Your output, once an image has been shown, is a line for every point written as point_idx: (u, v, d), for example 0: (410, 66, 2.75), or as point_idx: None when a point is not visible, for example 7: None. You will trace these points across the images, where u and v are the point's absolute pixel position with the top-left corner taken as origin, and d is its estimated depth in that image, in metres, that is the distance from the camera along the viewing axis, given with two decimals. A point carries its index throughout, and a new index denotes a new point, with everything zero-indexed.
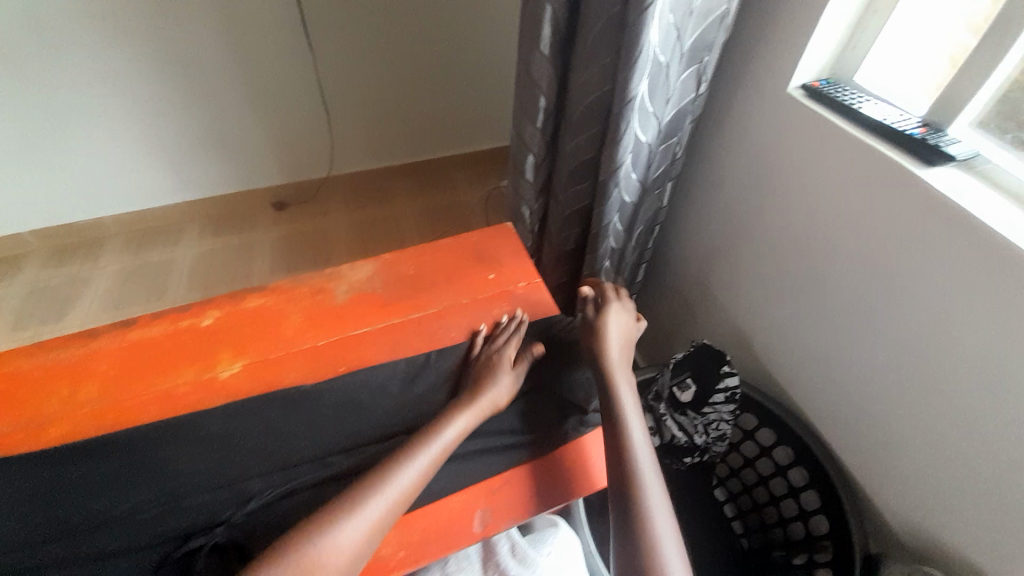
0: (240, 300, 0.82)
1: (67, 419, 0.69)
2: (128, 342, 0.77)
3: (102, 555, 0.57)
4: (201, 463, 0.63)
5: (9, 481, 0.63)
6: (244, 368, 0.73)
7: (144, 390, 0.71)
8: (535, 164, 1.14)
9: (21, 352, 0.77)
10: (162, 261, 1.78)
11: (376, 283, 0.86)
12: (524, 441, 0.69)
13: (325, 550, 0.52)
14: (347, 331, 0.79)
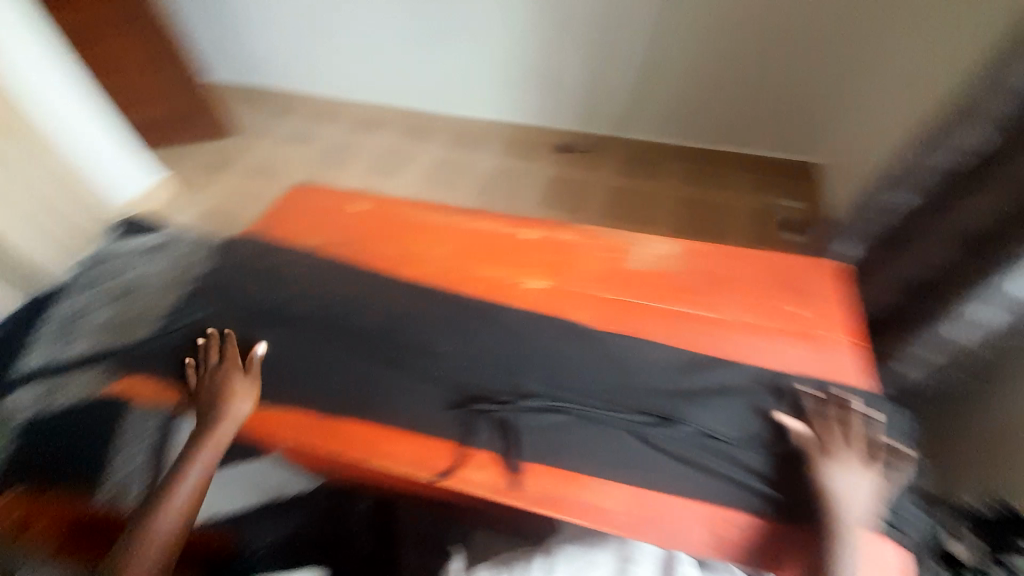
0: (556, 231, 0.93)
1: (422, 265, 0.89)
2: (468, 227, 0.95)
3: (425, 377, 0.72)
4: (497, 343, 0.75)
5: (383, 292, 0.85)
6: (546, 288, 0.84)
7: (475, 270, 0.87)
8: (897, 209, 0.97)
9: (400, 204, 1.01)
10: (458, 158, 1.82)
11: (673, 264, 0.86)
12: (786, 501, 0.61)
13: (556, 487, 0.63)
14: (638, 297, 0.81)
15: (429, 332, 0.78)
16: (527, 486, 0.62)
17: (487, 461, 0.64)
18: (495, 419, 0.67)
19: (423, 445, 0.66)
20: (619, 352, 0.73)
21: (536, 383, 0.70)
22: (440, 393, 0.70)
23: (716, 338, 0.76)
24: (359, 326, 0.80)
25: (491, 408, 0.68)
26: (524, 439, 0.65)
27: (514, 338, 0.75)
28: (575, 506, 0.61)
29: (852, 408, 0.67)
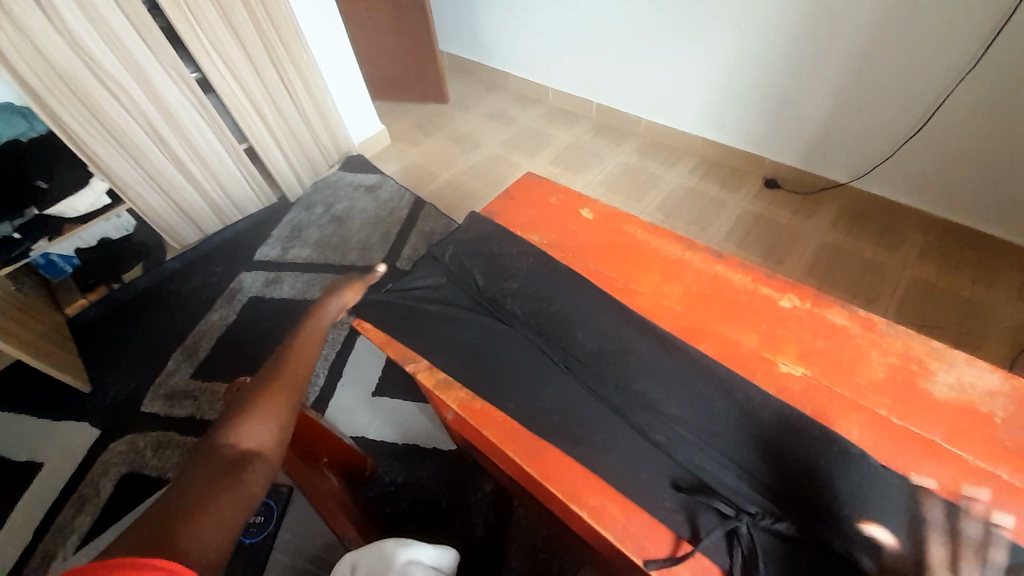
0: (824, 306, 0.76)
1: (651, 299, 0.80)
2: (711, 271, 0.82)
3: (645, 435, 0.64)
4: (736, 430, 0.63)
5: (606, 315, 0.78)
6: (803, 379, 0.68)
7: (712, 325, 0.75)
8: None
9: (633, 220, 0.92)
10: (650, 173, 1.66)
11: (1002, 407, 0.62)
12: None
13: None
14: (937, 435, 0.61)
15: (654, 383, 0.69)
16: None
17: (711, 574, 0.54)
18: (732, 529, 0.56)
19: (638, 521, 0.58)
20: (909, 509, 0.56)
21: (784, 502, 0.58)
22: (660, 461, 0.62)
23: None
24: (576, 348, 0.75)
25: (730, 513, 0.57)
26: (767, 572, 0.53)
27: (762, 433, 0.63)
28: None
29: None
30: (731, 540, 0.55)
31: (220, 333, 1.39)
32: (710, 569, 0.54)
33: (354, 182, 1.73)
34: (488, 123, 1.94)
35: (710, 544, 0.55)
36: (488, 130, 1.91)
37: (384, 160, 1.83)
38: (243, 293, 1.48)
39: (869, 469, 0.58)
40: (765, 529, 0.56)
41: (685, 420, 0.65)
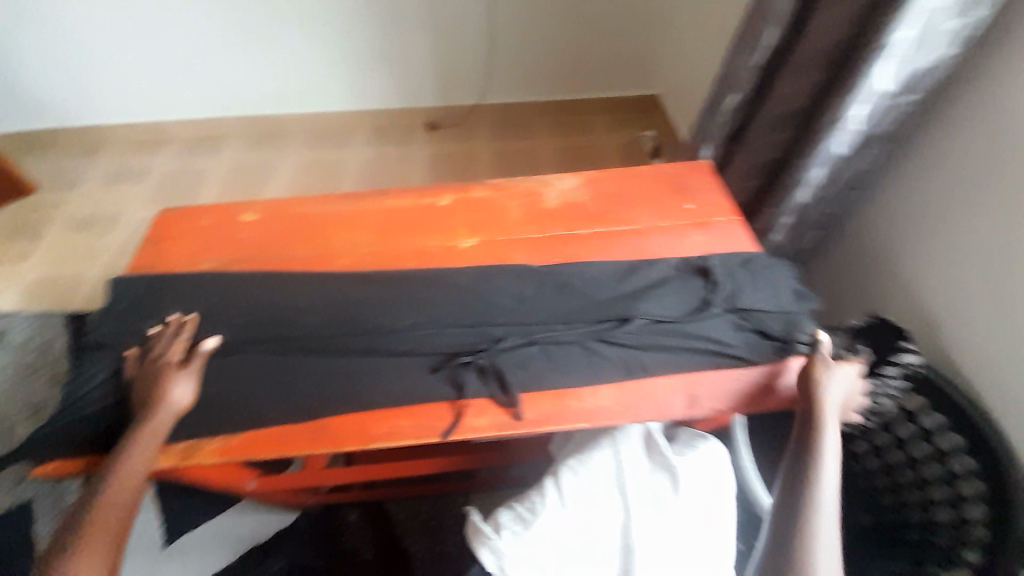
0: (468, 190, 0.97)
1: (349, 254, 0.86)
2: (382, 206, 0.93)
3: (395, 352, 0.72)
4: (453, 303, 0.77)
5: (316, 288, 0.80)
6: (480, 244, 0.87)
7: (404, 245, 0.87)
8: (736, 107, 1.13)
9: (298, 200, 0.95)
10: (334, 161, 2.09)
11: (582, 193, 0.96)
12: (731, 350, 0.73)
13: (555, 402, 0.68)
14: (562, 229, 0.90)
15: (382, 314, 0.76)
16: (527, 413, 0.67)
17: (484, 405, 0.68)
18: (479, 367, 0.70)
19: (421, 413, 0.67)
20: (563, 279, 0.81)
21: (501, 326, 0.75)
22: (415, 362, 0.71)
23: (636, 246, 0.87)
24: (304, 329, 0.75)
25: (472, 359, 0.70)
26: (510, 375, 0.69)
27: (469, 296, 0.78)
28: (573, 414, 0.68)
29: (757, 263, 0.82)
30: (482, 374, 0.69)
31: None
32: (482, 402, 0.68)
33: None
34: (195, 192, 1.99)
35: (473, 386, 0.68)
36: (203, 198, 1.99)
37: None
38: None
39: (537, 273, 0.82)
40: (497, 351, 0.71)
41: (417, 323, 0.75)
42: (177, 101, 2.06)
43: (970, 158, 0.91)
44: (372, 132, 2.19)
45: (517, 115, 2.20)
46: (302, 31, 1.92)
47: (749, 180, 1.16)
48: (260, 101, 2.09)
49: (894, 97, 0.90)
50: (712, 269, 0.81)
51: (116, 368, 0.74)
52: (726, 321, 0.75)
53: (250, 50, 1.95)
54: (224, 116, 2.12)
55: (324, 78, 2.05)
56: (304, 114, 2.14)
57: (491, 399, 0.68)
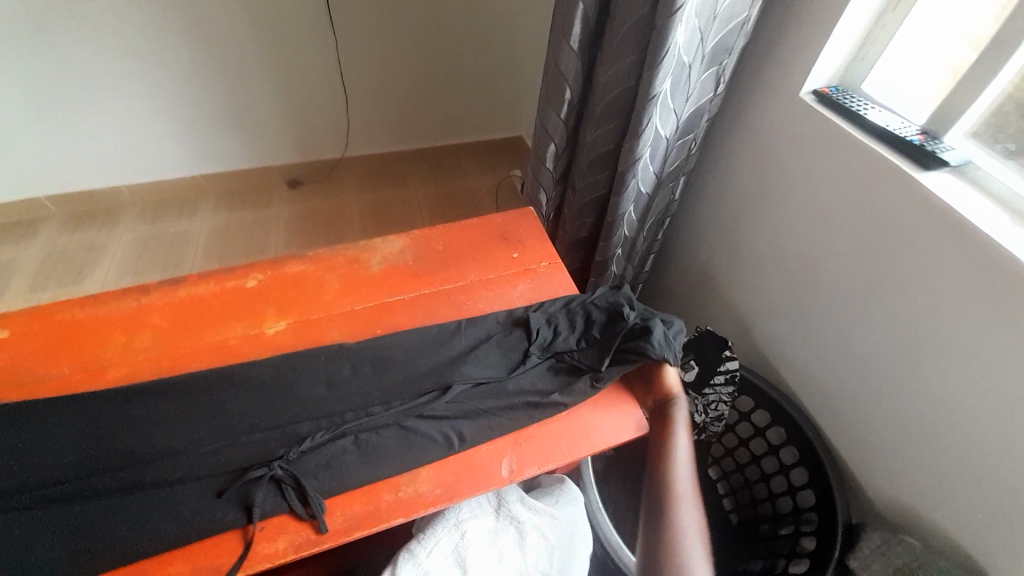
0: (281, 265, 0.88)
1: (125, 363, 0.74)
2: (172, 298, 0.81)
3: (170, 481, 0.62)
4: (250, 405, 0.69)
5: (74, 416, 0.68)
6: (289, 327, 0.80)
7: (198, 341, 0.77)
8: (556, 154, 1.17)
9: (63, 303, 0.80)
10: (176, 232, 1.87)
11: (408, 254, 0.92)
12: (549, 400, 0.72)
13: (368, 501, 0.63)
14: (383, 297, 0.85)
15: (161, 433, 0.66)
16: (332, 523, 0.61)
17: (282, 525, 0.60)
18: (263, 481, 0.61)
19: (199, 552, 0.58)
20: (378, 356, 0.75)
21: (305, 423, 0.68)
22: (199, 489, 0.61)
23: (460, 305, 0.85)
24: (52, 474, 0.63)
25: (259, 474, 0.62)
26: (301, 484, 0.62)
27: (269, 395, 0.70)
28: (385, 511, 0.62)
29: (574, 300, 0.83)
30: (268, 486, 0.62)
31: None
32: (277, 519, 0.61)
33: None
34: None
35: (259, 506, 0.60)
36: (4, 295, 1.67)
37: None
38: None
39: (350, 355, 0.75)
40: (292, 455, 0.64)
41: (202, 438, 0.66)
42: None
43: (753, 186, 1.03)
44: (224, 197, 2.01)
45: (384, 164, 2.17)
46: (114, 99, 1.70)
47: (584, 219, 1.22)
48: (74, 175, 1.82)
49: (673, 137, 1.00)
50: (528, 317, 0.81)
51: None
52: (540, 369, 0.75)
53: (46, 119, 1.68)
54: (29, 195, 1.82)
55: (152, 144, 1.83)
56: (136, 183, 1.90)
57: (292, 517, 0.61)
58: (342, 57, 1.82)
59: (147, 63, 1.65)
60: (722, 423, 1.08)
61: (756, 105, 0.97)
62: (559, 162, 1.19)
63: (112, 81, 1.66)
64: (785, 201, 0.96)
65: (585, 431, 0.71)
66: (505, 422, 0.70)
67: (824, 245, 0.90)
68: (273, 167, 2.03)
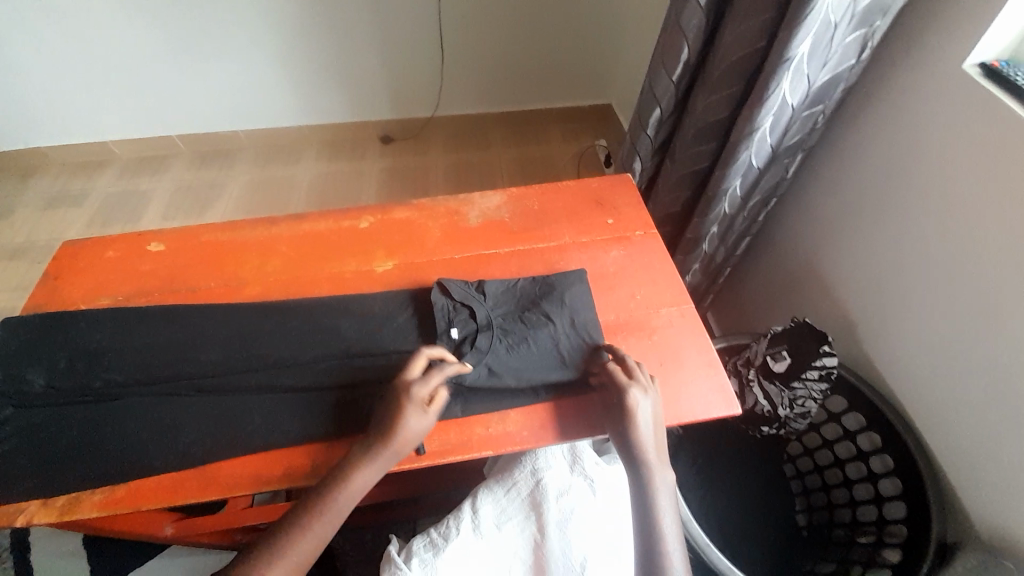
0: (390, 211, 0.94)
1: (259, 283, 0.84)
2: (297, 231, 0.90)
3: (297, 388, 0.71)
4: (360, 332, 0.76)
5: (217, 321, 0.77)
6: (395, 267, 0.86)
7: (319, 271, 0.85)
8: (659, 120, 1.12)
9: (209, 227, 0.91)
10: (283, 177, 2.05)
11: (504, 211, 0.94)
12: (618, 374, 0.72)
13: (462, 433, 0.70)
14: (480, 249, 0.89)
15: (286, 346, 0.74)
16: (428, 447, 0.69)
17: None
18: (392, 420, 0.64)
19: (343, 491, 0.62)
20: (468, 305, 0.76)
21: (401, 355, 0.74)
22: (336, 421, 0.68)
23: (553, 264, 0.87)
24: (199, 369, 0.72)
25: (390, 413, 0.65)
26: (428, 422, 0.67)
27: (377, 324, 0.77)
28: (477, 442, 0.69)
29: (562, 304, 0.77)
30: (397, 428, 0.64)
31: None
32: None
33: None
34: (135, 214, 1.93)
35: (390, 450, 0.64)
36: (144, 220, 1.93)
37: None
38: None
39: (450, 291, 0.77)
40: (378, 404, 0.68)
41: (318, 357, 0.73)
42: (115, 119, 1.99)
43: (883, 169, 0.92)
44: (324, 148, 2.14)
45: (470, 125, 2.19)
46: (236, 47, 1.84)
47: (679, 192, 1.17)
48: (202, 117, 2.03)
49: (801, 107, 0.92)
50: (575, 293, 0.79)
51: (13, 427, 0.68)
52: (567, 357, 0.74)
53: (183, 65, 1.87)
54: (166, 133, 2.05)
55: (266, 92, 1.98)
56: (252, 129, 2.08)
57: None
58: (442, 14, 1.83)
59: (268, 14, 1.76)
60: (806, 420, 1.03)
61: (904, 76, 0.86)
62: (662, 129, 1.14)
63: (238, 30, 1.79)
64: (921, 188, 0.86)
65: (672, 400, 0.72)
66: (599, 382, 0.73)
67: (962, 241, 0.80)
68: (368, 122, 2.13)
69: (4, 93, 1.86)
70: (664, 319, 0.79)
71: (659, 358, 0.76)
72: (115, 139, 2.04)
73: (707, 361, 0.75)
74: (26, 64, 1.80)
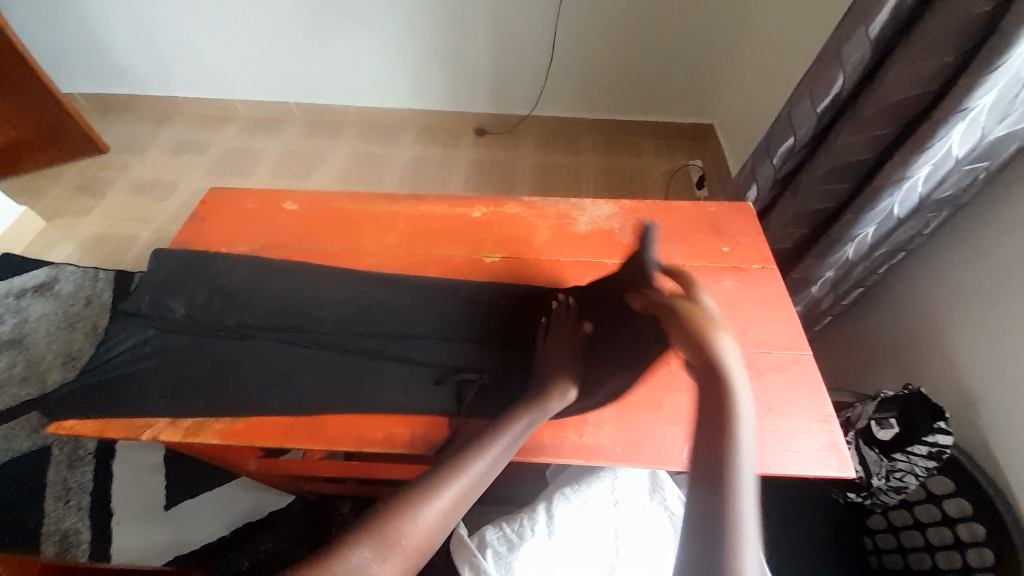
0: (502, 204, 0.97)
1: (376, 254, 0.88)
2: (415, 212, 0.95)
3: (406, 358, 0.74)
4: (468, 315, 0.78)
5: (339, 282, 0.82)
6: (503, 261, 0.88)
7: (430, 252, 0.89)
8: (790, 151, 1.07)
9: (338, 195, 0.97)
10: (381, 154, 2.15)
11: (614, 222, 0.93)
12: None
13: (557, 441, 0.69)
14: (586, 257, 0.88)
15: (400, 318, 0.78)
16: None
17: None
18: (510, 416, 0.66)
19: (447, 486, 0.57)
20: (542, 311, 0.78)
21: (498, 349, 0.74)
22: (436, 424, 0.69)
23: None
24: (319, 326, 0.77)
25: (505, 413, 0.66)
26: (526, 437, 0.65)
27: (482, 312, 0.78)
28: (568, 449, 0.68)
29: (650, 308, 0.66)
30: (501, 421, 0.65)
31: None
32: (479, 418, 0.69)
33: (72, 285, 1.66)
34: (248, 168, 2.10)
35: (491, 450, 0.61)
36: (255, 175, 2.09)
37: (121, 254, 1.78)
38: None
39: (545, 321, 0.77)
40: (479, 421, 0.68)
41: (428, 333, 0.76)
42: (243, 81, 2.17)
43: None
44: (421, 132, 2.23)
45: (565, 129, 2.19)
46: (361, 27, 1.94)
47: (795, 229, 1.10)
48: (319, 89, 2.17)
49: (965, 160, 0.83)
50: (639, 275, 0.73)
51: (153, 349, 0.77)
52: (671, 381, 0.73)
53: (313, 41, 2.01)
54: (287, 100, 2.22)
55: (380, 75, 2.09)
56: (361, 107, 2.20)
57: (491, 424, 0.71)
58: (561, 16, 1.85)
59: (397, 1, 1.86)
60: (898, 496, 0.94)
61: None
62: (790, 160, 1.08)
63: (366, 14, 1.90)
64: None
65: (776, 448, 0.68)
66: None
67: None
68: (467, 113, 2.18)
69: (160, 49, 2.09)
70: (777, 362, 0.75)
71: (767, 404, 0.71)
72: (243, 99, 2.23)
73: (820, 416, 0.71)
74: (179, 23, 2.00)
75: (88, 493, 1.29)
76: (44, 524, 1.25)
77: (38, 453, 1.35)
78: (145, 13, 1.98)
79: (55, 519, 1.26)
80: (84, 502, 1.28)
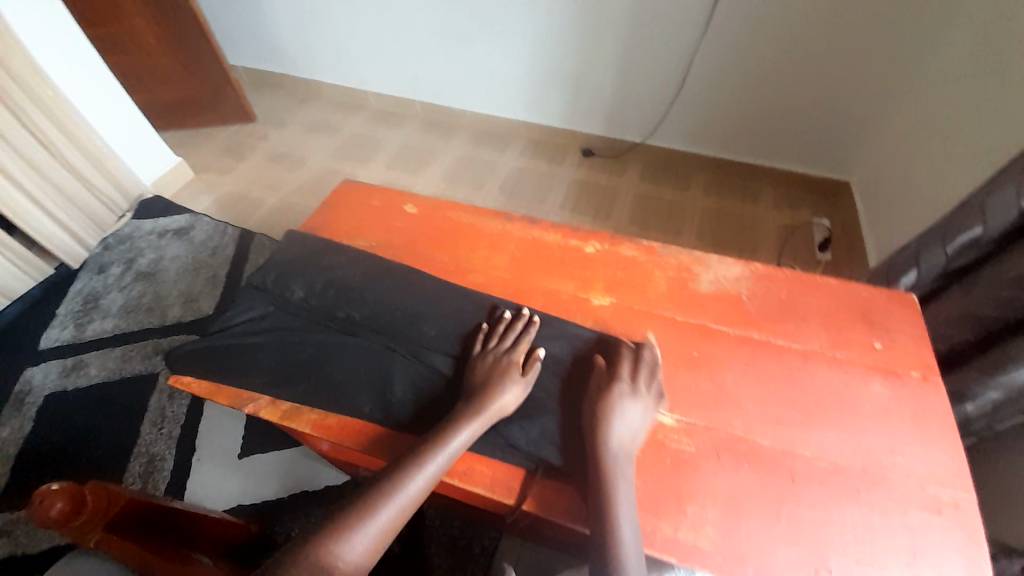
0: (619, 244, 0.91)
1: (485, 273, 0.87)
2: (528, 235, 0.93)
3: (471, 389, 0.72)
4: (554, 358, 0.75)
5: (446, 296, 0.82)
6: (613, 306, 0.83)
7: (539, 281, 0.86)
8: (971, 242, 0.90)
9: (456, 205, 0.98)
10: (488, 160, 2.18)
11: (742, 287, 0.84)
12: (847, 540, 0.60)
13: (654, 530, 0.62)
14: (704, 320, 0.80)
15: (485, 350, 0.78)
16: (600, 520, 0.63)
17: (563, 488, 0.66)
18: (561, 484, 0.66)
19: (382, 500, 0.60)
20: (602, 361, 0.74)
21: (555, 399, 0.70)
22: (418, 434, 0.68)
23: (791, 370, 0.74)
24: (422, 337, 0.78)
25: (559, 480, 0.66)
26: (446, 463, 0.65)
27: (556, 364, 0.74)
28: (660, 539, 0.61)
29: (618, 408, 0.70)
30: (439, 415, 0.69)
31: (70, 435, 1.40)
32: (511, 466, 0.68)
33: (205, 233, 1.86)
34: (367, 155, 2.23)
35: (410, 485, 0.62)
36: (373, 163, 2.21)
37: (246, 215, 1.98)
38: (83, 379, 1.51)
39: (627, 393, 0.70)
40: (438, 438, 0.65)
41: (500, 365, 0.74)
42: (378, 76, 2.32)
43: None
44: (530, 145, 2.23)
45: (676, 162, 2.08)
46: (493, 41, 1.98)
47: (958, 331, 0.93)
48: (441, 92, 2.26)
49: None
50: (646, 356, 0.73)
51: (268, 325, 0.81)
52: (795, 491, 0.63)
53: (445, 50, 2.08)
54: (411, 97, 2.34)
55: (501, 87, 2.12)
56: (477, 113, 2.26)
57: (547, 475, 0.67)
58: (698, 51, 1.75)
59: (531, 22, 1.86)
60: None
61: None
62: (969, 252, 0.92)
63: (498, 30, 1.93)
64: None
65: None
66: (823, 540, 0.60)
67: None
68: (578, 133, 2.15)
69: (312, 41, 2.30)
70: (931, 502, 0.62)
71: (910, 550, 0.59)
72: (374, 91, 2.39)
73: None
74: (332, 19, 2.17)
75: (177, 426, 1.42)
76: (137, 445, 1.39)
77: (147, 379, 1.51)
78: (303, 4, 2.16)
79: (147, 442, 1.39)
80: (174, 433, 1.41)
